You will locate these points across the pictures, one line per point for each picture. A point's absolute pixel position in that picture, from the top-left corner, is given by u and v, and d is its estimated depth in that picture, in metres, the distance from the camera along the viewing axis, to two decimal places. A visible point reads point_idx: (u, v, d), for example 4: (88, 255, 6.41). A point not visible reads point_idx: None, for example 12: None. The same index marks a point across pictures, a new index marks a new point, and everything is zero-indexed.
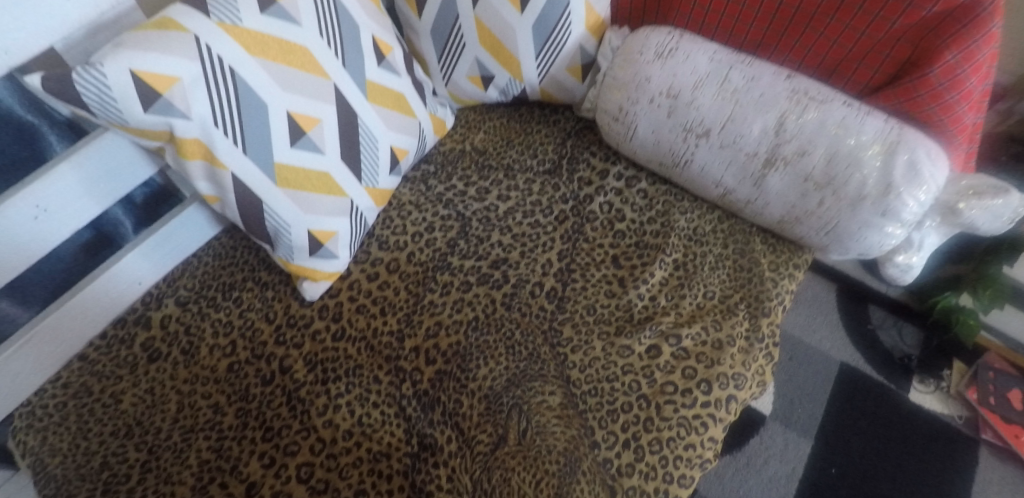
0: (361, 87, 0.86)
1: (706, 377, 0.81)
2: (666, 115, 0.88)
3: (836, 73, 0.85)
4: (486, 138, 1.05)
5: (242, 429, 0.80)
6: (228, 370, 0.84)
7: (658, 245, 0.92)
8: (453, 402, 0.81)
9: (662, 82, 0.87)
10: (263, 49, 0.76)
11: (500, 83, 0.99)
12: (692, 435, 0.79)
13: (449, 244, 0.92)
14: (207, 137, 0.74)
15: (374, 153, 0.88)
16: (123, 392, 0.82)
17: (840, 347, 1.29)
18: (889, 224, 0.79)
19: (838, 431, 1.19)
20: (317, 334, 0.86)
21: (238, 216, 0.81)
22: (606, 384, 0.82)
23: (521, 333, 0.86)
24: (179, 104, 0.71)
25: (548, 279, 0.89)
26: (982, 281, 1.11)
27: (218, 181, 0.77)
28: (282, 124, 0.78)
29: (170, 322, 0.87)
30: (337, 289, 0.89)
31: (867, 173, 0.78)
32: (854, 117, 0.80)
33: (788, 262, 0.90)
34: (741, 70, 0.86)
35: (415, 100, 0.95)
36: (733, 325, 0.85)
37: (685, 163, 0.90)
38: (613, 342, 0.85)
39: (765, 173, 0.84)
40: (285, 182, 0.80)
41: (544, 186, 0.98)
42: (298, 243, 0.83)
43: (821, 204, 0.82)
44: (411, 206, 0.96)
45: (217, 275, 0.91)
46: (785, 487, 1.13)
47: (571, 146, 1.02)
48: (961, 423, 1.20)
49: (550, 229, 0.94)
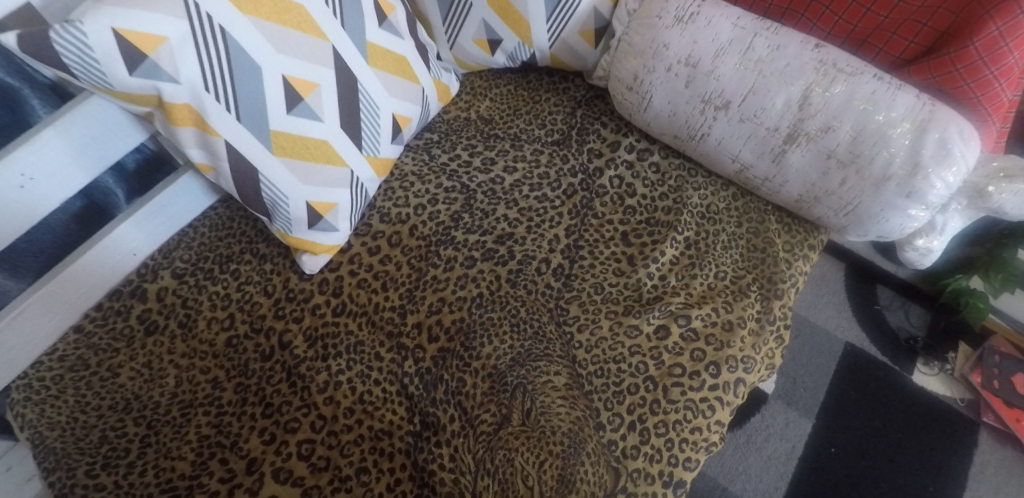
0: (361, 50, 0.81)
1: (714, 359, 0.79)
2: (683, 85, 0.83)
3: (867, 44, 0.80)
4: (492, 105, 1.01)
5: (242, 405, 0.79)
6: (227, 344, 0.83)
7: (669, 222, 0.88)
8: (456, 381, 0.79)
9: (681, 50, 0.83)
10: (256, 7, 0.71)
11: (508, 47, 0.94)
12: (698, 419, 0.77)
13: (453, 217, 0.89)
14: (198, 103, 0.70)
15: (375, 120, 0.84)
16: (121, 365, 0.81)
17: (845, 327, 1.27)
18: (913, 207, 0.76)
19: (841, 409, 1.18)
20: (317, 308, 0.84)
21: (233, 186, 0.78)
22: (612, 365, 0.80)
23: (527, 311, 0.83)
24: (166, 67, 0.67)
25: (555, 256, 0.87)
26: (993, 266, 1.09)
27: (211, 149, 0.74)
28: (278, 89, 0.74)
29: (167, 294, 0.86)
30: (337, 262, 0.87)
31: (894, 152, 0.75)
32: (884, 92, 0.76)
33: (803, 242, 0.88)
34: (767, 38, 0.81)
35: (418, 64, 0.90)
36: (744, 306, 0.83)
37: (701, 136, 0.86)
38: (621, 322, 0.82)
39: (785, 148, 0.80)
40: (282, 151, 0.77)
41: (553, 157, 0.94)
42: (297, 216, 0.80)
43: (843, 183, 0.79)
44: (414, 177, 0.93)
45: (213, 247, 0.90)
46: (785, 464, 1.13)
47: (581, 116, 0.98)
48: (962, 405, 1.19)
49: (557, 204, 0.90)
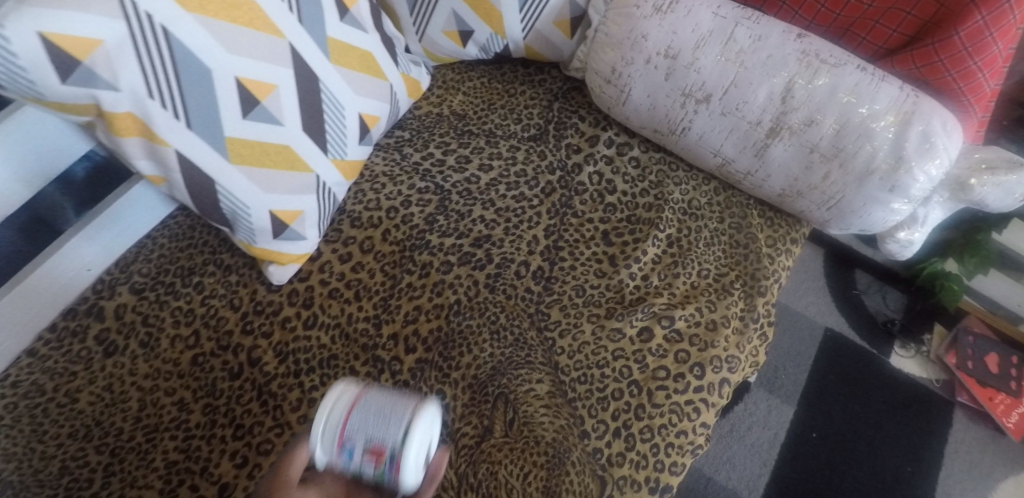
0: (322, 46, 0.76)
1: (698, 361, 0.77)
2: (663, 77, 0.80)
3: (850, 33, 0.78)
4: (465, 100, 0.97)
5: (211, 427, 0.75)
6: (192, 363, 0.79)
7: (650, 220, 0.86)
8: (435, 394, 0.76)
9: (660, 40, 0.79)
10: (202, 4, 0.65)
11: (480, 39, 0.90)
12: (684, 422, 0.75)
13: (427, 220, 0.86)
14: (142, 111, 0.64)
15: (340, 121, 0.80)
16: (79, 390, 0.77)
17: (825, 313, 1.27)
18: (896, 200, 0.75)
19: (820, 395, 1.19)
20: (287, 322, 0.80)
21: (188, 197, 0.72)
22: (596, 370, 0.77)
23: (507, 317, 0.80)
24: (103, 73, 0.61)
25: (534, 259, 0.84)
26: (968, 248, 1.09)
27: (161, 159, 0.68)
28: (232, 93, 0.69)
29: (125, 312, 0.81)
30: (307, 271, 0.83)
31: (877, 146, 0.73)
32: (867, 83, 0.73)
33: (786, 237, 0.86)
34: (748, 28, 0.78)
35: (385, 59, 0.86)
36: (728, 305, 0.81)
37: (682, 130, 0.83)
38: (604, 325, 0.79)
39: (768, 142, 0.78)
40: (240, 158, 0.72)
41: (530, 154, 0.91)
42: (260, 226, 0.76)
43: (825, 177, 0.77)
44: (385, 178, 0.89)
45: (174, 259, 0.86)
46: (767, 452, 1.13)
47: (557, 109, 0.95)
48: (937, 386, 1.21)
49: (535, 203, 0.87)
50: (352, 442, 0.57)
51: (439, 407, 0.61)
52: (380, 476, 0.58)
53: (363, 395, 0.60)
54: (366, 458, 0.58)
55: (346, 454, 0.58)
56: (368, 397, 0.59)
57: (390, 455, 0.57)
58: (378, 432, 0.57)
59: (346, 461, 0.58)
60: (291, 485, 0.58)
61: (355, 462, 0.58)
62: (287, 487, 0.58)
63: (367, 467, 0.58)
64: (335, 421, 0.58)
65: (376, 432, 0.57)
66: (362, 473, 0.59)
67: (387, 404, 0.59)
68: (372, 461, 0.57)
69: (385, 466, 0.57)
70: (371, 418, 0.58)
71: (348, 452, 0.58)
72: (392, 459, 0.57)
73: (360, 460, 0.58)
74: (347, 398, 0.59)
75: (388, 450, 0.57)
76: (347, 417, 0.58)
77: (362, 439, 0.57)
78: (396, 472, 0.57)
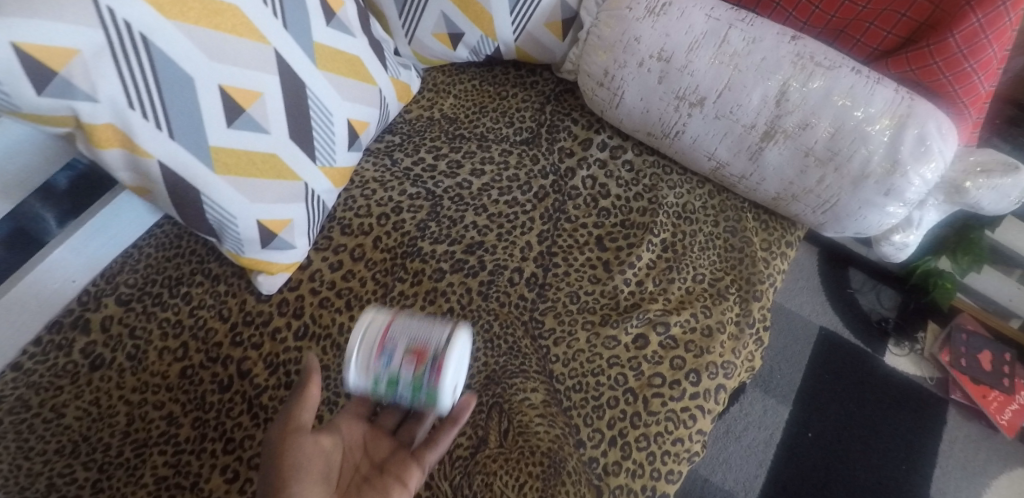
0: (308, 52, 0.74)
1: (694, 367, 0.76)
2: (656, 80, 0.79)
3: (844, 35, 0.77)
4: (457, 103, 0.95)
5: (201, 441, 0.74)
6: (181, 376, 0.78)
7: (645, 224, 0.85)
8: None
9: (653, 43, 0.78)
10: (183, 11, 0.63)
11: (471, 41, 0.89)
12: (680, 430, 0.74)
13: (419, 227, 0.84)
14: (122, 122, 0.63)
15: (328, 128, 0.78)
16: (65, 405, 0.75)
17: (819, 312, 1.27)
18: (891, 204, 0.74)
19: (815, 394, 1.19)
20: (278, 333, 0.79)
21: (173, 208, 0.71)
22: (591, 378, 0.76)
23: (500, 326, 0.79)
24: (81, 84, 0.59)
25: (527, 265, 0.83)
26: (961, 247, 1.08)
27: (144, 170, 0.66)
28: (215, 102, 0.67)
29: (112, 324, 0.80)
30: (297, 280, 0.82)
31: (872, 149, 0.72)
32: (862, 86, 0.73)
33: (781, 240, 0.86)
34: (742, 30, 0.77)
35: (373, 63, 0.84)
36: (723, 310, 0.80)
37: (676, 134, 0.82)
38: (599, 333, 0.78)
39: (763, 146, 0.77)
40: (226, 168, 0.70)
41: (522, 158, 0.90)
42: (248, 236, 0.74)
43: (821, 181, 0.76)
44: (376, 184, 0.87)
45: (161, 269, 0.84)
46: (763, 453, 1.13)
47: (550, 112, 0.93)
48: (931, 384, 1.21)
49: (528, 208, 0.86)
50: (393, 344, 0.65)
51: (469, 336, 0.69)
52: (417, 382, 0.64)
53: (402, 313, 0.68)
54: (405, 361, 0.64)
55: (385, 356, 0.64)
56: (408, 314, 0.68)
57: (432, 355, 0.64)
58: (419, 336, 0.65)
59: (383, 367, 0.64)
60: (303, 428, 0.59)
61: (393, 367, 0.64)
62: (300, 430, 0.59)
63: (406, 371, 0.64)
64: (375, 331, 0.66)
65: (417, 334, 0.65)
66: (397, 381, 0.64)
67: (427, 319, 0.67)
68: (413, 361, 0.64)
69: (425, 366, 0.64)
70: (410, 328, 0.66)
71: (388, 354, 0.64)
72: (432, 359, 0.64)
73: (398, 364, 0.64)
74: (388, 313, 0.67)
75: (429, 350, 0.64)
76: (387, 328, 0.66)
77: (403, 341, 0.65)
78: (435, 375, 0.64)
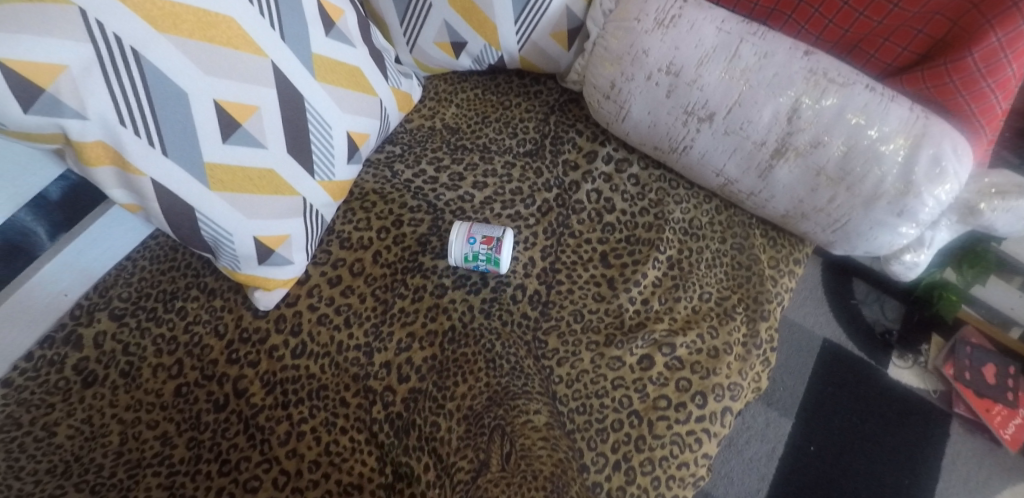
0: (306, 63, 0.71)
1: (700, 389, 0.75)
2: (664, 94, 0.77)
3: (858, 49, 0.75)
4: (458, 112, 0.94)
5: (195, 462, 0.73)
6: (176, 394, 0.76)
7: (650, 240, 0.83)
8: (429, 426, 0.74)
9: (662, 56, 0.76)
10: (175, 23, 0.61)
11: (473, 50, 0.87)
12: (686, 454, 0.72)
13: (419, 241, 0.83)
14: (114, 139, 0.61)
15: (326, 141, 0.75)
16: (57, 423, 0.74)
17: (823, 323, 1.26)
18: (904, 225, 0.71)
19: (818, 407, 1.18)
20: (275, 350, 0.77)
21: (167, 226, 0.68)
22: (595, 400, 0.75)
23: (502, 345, 0.77)
24: (69, 101, 0.57)
25: (530, 282, 0.81)
26: (965, 258, 1.07)
27: (136, 188, 0.64)
28: (210, 116, 0.65)
29: (105, 339, 0.78)
30: (294, 295, 0.80)
31: (886, 170, 0.69)
32: (877, 103, 0.70)
33: (789, 257, 0.84)
34: (753, 44, 0.74)
35: (374, 74, 0.81)
36: (730, 331, 0.78)
37: (683, 149, 0.80)
38: (603, 354, 0.77)
39: (773, 163, 0.75)
40: (221, 184, 0.68)
41: (525, 171, 0.88)
42: (244, 253, 0.72)
43: (832, 200, 0.73)
44: (376, 197, 0.86)
45: (156, 282, 0.83)
46: (765, 466, 1.12)
47: (554, 123, 0.91)
48: (935, 397, 1.20)
49: (531, 223, 0.84)
50: (474, 234, 0.79)
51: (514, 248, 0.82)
52: (487, 257, 0.79)
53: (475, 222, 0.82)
54: (481, 242, 0.79)
55: (470, 245, 0.79)
56: (480, 222, 0.82)
57: (495, 246, 0.79)
58: (489, 229, 0.80)
59: (469, 250, 0.79)
60: None
61: (474, 247, 0.79)
62: None
63: (481, 249, 0.79)
64: (461, 230, 0.80)
65: (485, 232, 0.80)
66: (476, 257, 0.79)
67: (492, 223, 0.82)
68: (485, 244, 0.79)
69: (493, 249, 0.79)
70: (485, 223, 0.81)
71: (472, 241, 0.79)
72: (498, 243, 0.79)
73: (477, 247, 0.79)
74: (466, 223, 0.82)
75: (497, 239, 0.79)
76: (470, 225, 0.80)
77: (479, 232, 0.79)
78: (501, 254, 0.79)
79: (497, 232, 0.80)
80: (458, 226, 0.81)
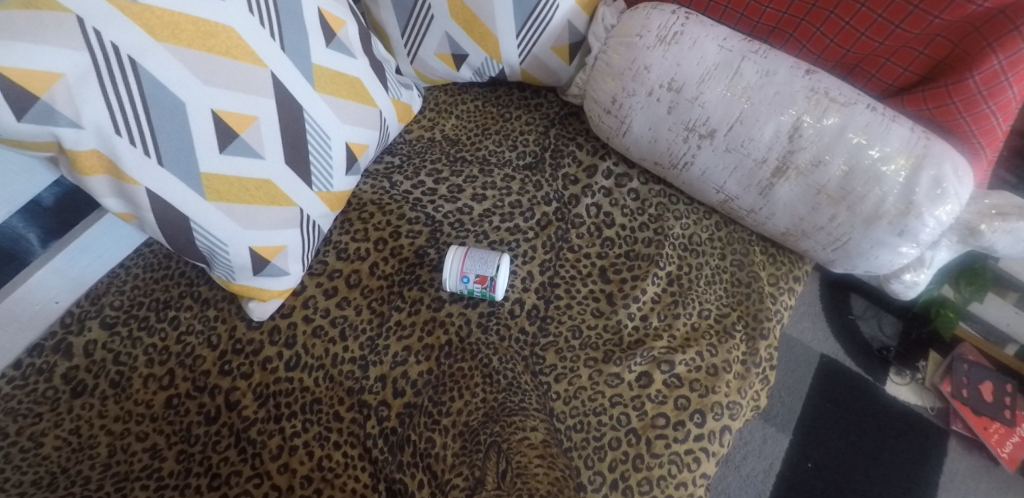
0: (305, 73, 0.71)
1: (699, 407, 0.74)
2: (666, 110, 0.76)
3: (859, 69, 0.74)
4: (458, 124, 0.93)
5: (185, 476, 0.71)
6: (166, 406, 0.75)
7: (650, 255, 0.83)
8: (424, 442, 0.73)
9: (663, 73, 0.75)
10: (174, 32, 0.61)
11: (475, 62, 0.87)
12: (684, 473, 0.71)
13: (417, 253, 0.82)
14: (108, 148, 0.60)
15: (325, 152, 0.74)
16: (44, 433, 0.72)
17: (820, 339, 1.26)
18: (905, 244, 0.70)
19: (815, 423, 1.17)
20: (268, 362, 0.76)
21: (161, 236, 0.67)
22: (593, 418, 0.74)
23: (499, 360, 0.77)
24: (64, 109, 0.56)
25: (529, 296, 0.81)
26: (964, 275, 1.07)
27: (131, 198, 0.63)
28: (207, 126, 0.64)
29: (96, 349, 0.77)
30: (289, 306, 0.79)
31: (886, 190, 0.68)
32: (878, 124, 0.69)
33: (789, 274, 0.84)
34: (755, 62, 0.74)
35: (375, 85, 0.81)
36: (729, 349, 0.78)
37: (684, 165, 0.79)
38: (601, 370, 0.76)
39: (774, 181, 0.74)
40: (217, 194, 0.67)
41: (525, 184, 0.87)
42: (239, 263, 0.71)
43: (833, 218, 0.73)
44: (373, 207, 0.85)
45: (149, 290, 0.82)
46: (761, 483, 1.11)
47: (554, 136, 0.91)
48: (932, 414, 1.19)
49: (530, 236, 0.84)
50: (467, 274, 0.78)
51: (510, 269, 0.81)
52: (482, 293, 0.79)
53: (468, 251, 0.79)
54: (475, 281, 0.78)
55: (464, 283, 0.78)
56: (473, 251, 0.79)
57: (490, 284, 0.78)
58: (483, 266, 0.78)
59: (463, 287, 0.79)
60: None
61: (469, 286, 0.78)
62: None
63: (475, 287, 0.78)
64: (455, 265, 0.79)
65: (479, 269, 0.78)
66: (471, 293, 0.79)
67: (486, 252, 0.79)
68: (479, 283, 0.78)
69: (488, 287, 0.78)
70: (478, 257, 0.79)
71: (466, 280, 0.78)
72: (492, 282, 0.78)
73: (472, 285, 0.78)
74: (459, 253, 0.79)
75: (491, 277, 0.78)
76: (463, 260, 0.78)
77: (473, 270, 0.78)
78: (496, 291, 0.78)
79: (491, 268, 0.78)
80: (451, 257, 0.79)
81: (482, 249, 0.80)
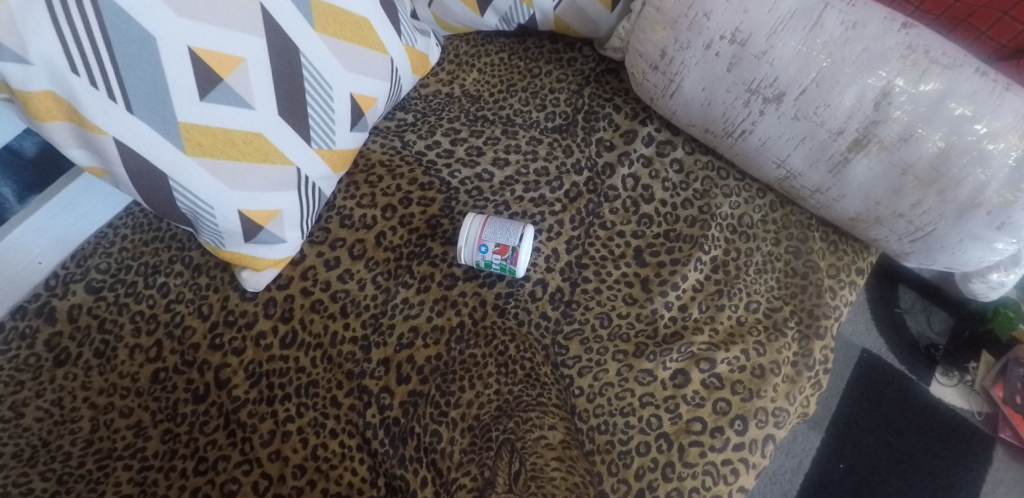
0: (303, 10, 0.62)
1: (741, 412, 0.65)
2: (725, 67, 0.65)
3: (966, 25, 0.62)
4: (480, 78, 0.83)
5: (170, 458, 0.65)
6: (152, 380, 0.68)
7: (693, 237, 0.73)
8: (429, 435, 0.65)
9: (725, 22, 0.64)
10: None
11: (501, 6, 0.77)
12: (720, 486, 0.62)
13: (429, 223, 0.74)
14: (65, 89, 0.52)
15: (326, 104, 0.65)
16: (25, 403, 0.67)
17: (863, 333, 1.15)
18: (1002, 239, 0.59)
19: (851, 422, 1.07)
20: (262, 338, 0.69)
21: (137, 194, 0.59)
22: (619, 418, 0.65)
23: (517, 349, 0.69)
24: (6, 40, 0.49)
25: (552, 278, 0.72)
26: None
27: (97, 149, 0.55)
28: (186, 67, 0.55)
29: (80, 314, 0.71)
30: (287, 277, 0.71)
31: (991, 173, 0.57)
32: (988, 93, 0.57)
33: (851, 266, 0.73)
34: (841, 10, 0.61)
35: (386, 28, 0.71)
36: (779, 349, 0.68)
37: (741, 133, 0.68)
38: (631, 366, 0.67)
39: (849, 157, 0.63)
40: (199, 148, 0.58)
41: (553, 148, 0.77)
42: (228, 228, 0.63)
43: (918, 204, 0.61)
44: (382, 169, 0.76)
45: (138, 253, 0.75)
46: (789, 483, 1.03)
47: (589, 95, 0.80)
48: (979, 420, 1.08)
49: (557, 209, 0.74)
50: (486, 242, 0.69)
51: (535, 243, 0.73)
52: (501, 266, 0.70)
53: (487, 219, 0.71)
54: (494, 251, 0.69)
55: (481, 253, 0.69)
56: (492, 220, 0.71)
57: (512, 255, 0.69)
58: (504, 235, 0.69)
59: (481, 258, 0.70)
60: None
61: (487, 256, 0.69)
62: None
63: (494, 258, 0.69)
64: (473, 232, 0.70)
65: (499, 236, 0.69)
66: (489, 265, 0.70)
67: (508, 221, 0.71)
68: (499, 254, 0.69)
69: (508, 259, 0.69)
70: (499, 225, 0.70)
71: (484, 249, 0.69)
72: (514, 253, 0.69)
73: (490, 256, 0.69)
74: (478, 221, 0.71)
75: (512, 247, 0.69)
76: (483, 227, 0.70)
77: (493, 238, 0.69)
78: (517, 264, 0.70)
79: (513, 236, 0.69)
80: (470, 222, 0.71)
81: (503, 218, 0.72)
